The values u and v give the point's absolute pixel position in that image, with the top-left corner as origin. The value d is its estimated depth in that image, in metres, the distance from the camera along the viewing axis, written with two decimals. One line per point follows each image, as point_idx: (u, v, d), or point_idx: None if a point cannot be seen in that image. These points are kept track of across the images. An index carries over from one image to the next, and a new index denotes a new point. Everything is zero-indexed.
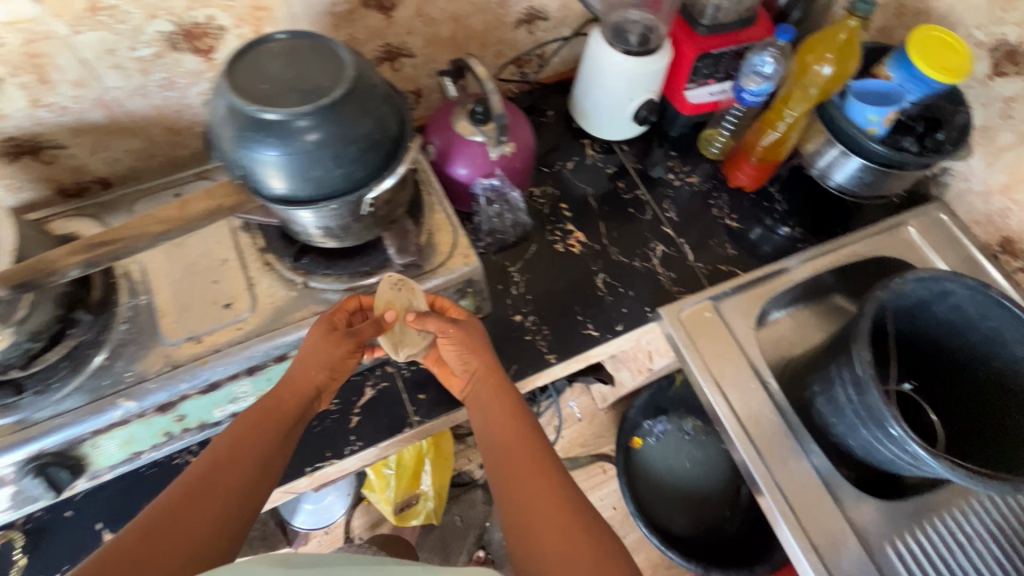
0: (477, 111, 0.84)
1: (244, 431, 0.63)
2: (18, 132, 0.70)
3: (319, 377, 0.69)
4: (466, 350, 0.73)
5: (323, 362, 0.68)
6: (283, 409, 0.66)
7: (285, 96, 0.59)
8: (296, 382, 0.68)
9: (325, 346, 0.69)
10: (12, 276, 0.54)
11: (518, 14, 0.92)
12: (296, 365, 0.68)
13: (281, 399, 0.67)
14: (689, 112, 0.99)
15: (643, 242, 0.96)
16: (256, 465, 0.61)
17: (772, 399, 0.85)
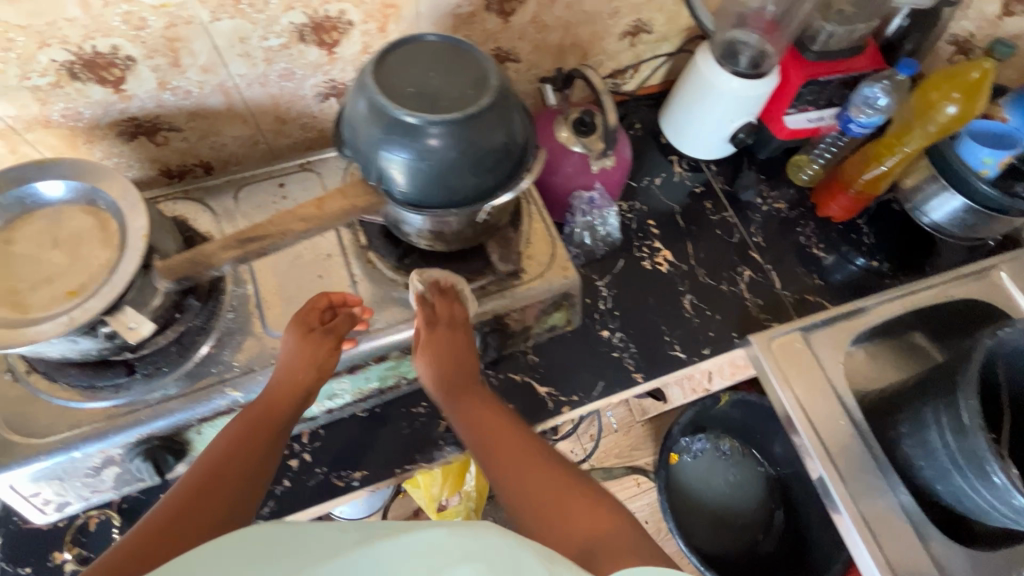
0: (584, 122, 0.84)
1: (229, 445, 0.58)
2: (140, 112, 0.70)
3: (307, 377, 0.64)
4: (446, 362, 0.68)
5: (315, 362, 0.64)
6: (265, 414, 0.62)
7: (429, 102, 0.58)
8: (279, 384, 0.64)
9: (301, 347, 0.65)
10: (177, 267, 0.58)
11: (625, 26, 0.91)
12: (279, 371, 0.64)
13: (266, 405, 0.62)
14: (784, 136, 0.97)
15: (731, 265, 0.95)
16: (239, 471, 0.56)
17: (858, 434, 0.84)
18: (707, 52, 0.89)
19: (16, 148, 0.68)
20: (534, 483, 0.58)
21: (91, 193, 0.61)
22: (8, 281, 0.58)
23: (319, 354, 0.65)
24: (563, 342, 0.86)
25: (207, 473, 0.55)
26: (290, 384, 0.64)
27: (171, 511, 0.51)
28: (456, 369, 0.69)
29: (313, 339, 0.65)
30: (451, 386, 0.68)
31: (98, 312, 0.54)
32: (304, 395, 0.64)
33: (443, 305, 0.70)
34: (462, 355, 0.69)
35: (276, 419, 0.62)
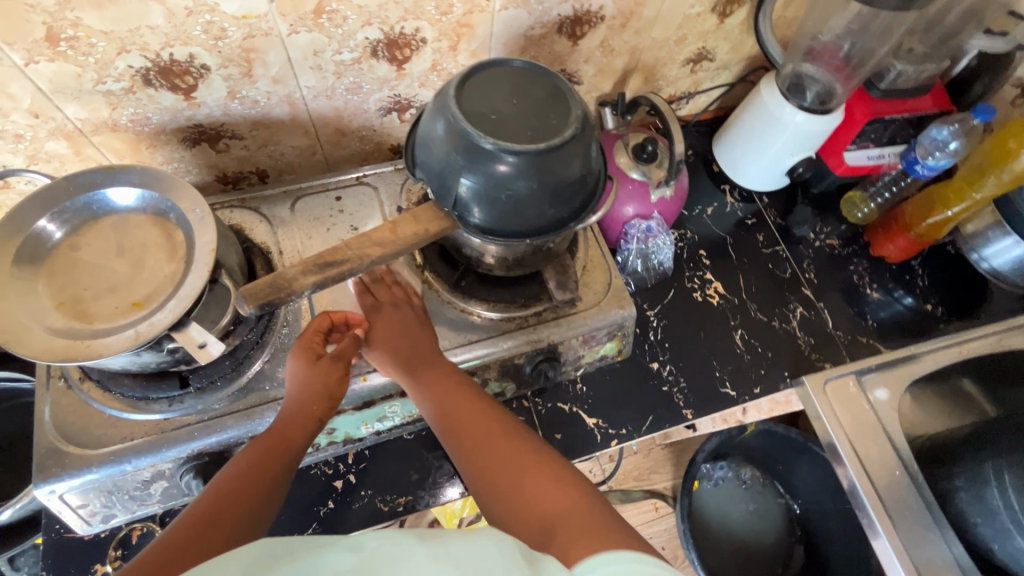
0: (646, 150, 0.82)
1: (236, 476, 0.55)
2: (206, 120, 0.69)
3: (319, 408, 0.61)
4: (399, 342, 0.65)
5: (330, 391, 0.61)
6: (275, 446, 0.58)
7: (510, 131, 0.56)
8: (290, 415, 0.60)
9: (310, 376, 0.61)
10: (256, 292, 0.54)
11: (689, 54, 0.90)
12: (286, 404, 0.61)
13: (279, 435, 0.59)
14: (842, 173, 0.94)
15: (784, 301, 0.93)
16: (240, 503, 0.53)
17: (916, 487, 0.81)
18: (774, 83, 0.87)
19: (80, 150, 0.67)
20: (505, 468, 0.55)
21: (159, 203, 0.60)
22: (73, 289, 0.57)
23: (333, 383, 0.62)
24: (612, 373, 0.84)
25: (214, 502, 0.53)
26: (297, 413, 0.60)
27: (174, 537, 0.49)
28: (414, 352, 0.65)
29: (322, 366, 0.62)
30: (409, 368, 0.64)
31: (167, 328, 0.53)
32: (317, 424, 0.60)
33: (383, 291, 0.69)
34: (414, 332, 0.66)
35: (287, 449, 0.59)
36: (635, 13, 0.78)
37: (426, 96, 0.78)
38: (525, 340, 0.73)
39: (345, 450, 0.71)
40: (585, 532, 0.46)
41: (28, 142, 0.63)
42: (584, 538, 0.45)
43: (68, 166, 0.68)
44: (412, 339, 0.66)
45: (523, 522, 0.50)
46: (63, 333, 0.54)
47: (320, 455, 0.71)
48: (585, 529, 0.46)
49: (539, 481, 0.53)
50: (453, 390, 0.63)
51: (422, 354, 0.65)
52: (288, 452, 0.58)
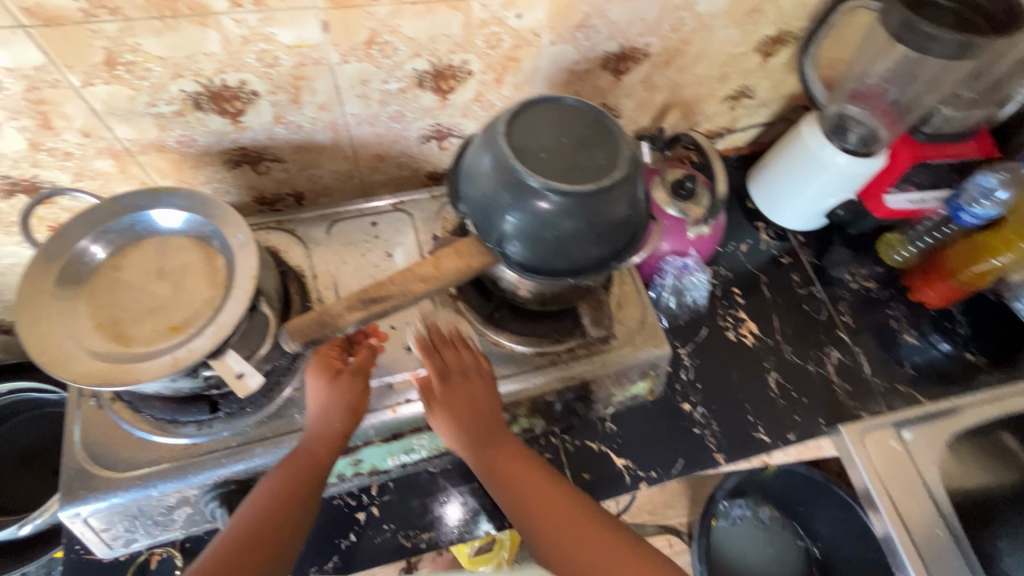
0: (684, 187, 0.79)
1: (272, 499, 0.56)
2: (251, 144, 0.70)
3: (345, 425, 0.60)
4: (469, 418, 0.63)
5: (350, 407, 0.60)
6: (304, 467, 0.58)
7: (560, 170, 0.55)
8: (317, 434, 0.59)
9: (337, 393, 0.60)
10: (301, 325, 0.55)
11: (730, 91, 0.89)
12: (310, 422, 0.59)
13: (307, 455, 0.58)
14: (882, 216, 0.92)
15: (818, 344, 0.91)
16: (275, 529, 0.55)
17: (957, 547, 0.79)
18: (816, 124, 0.86)
19: (126, 169, 0.67)
20: (570, 537, 0.59)
21: (202, 227, 0.60)
22: (113, 310, 0.57)
23: (352, 400, 0.61)
24: (642, 412, 0.82)
25: (253, 525, 0.54)
26: (327, 435, 0.59)
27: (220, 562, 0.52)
28: (479, 421, 0.63)
29: (341, 382, 0.61)
30: (473, 438, 0.63)
31: (206, 355, 0.53)
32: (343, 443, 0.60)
33: (451, 355, 0.66)
34: (480, 405, 0.63)
35: (316, 469, 0.58)
36: (679, 50, 0.77)
37: (466, 126, 0.78)
38: (557, 377, 0.71)
39: (371, 481, 0.70)
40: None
41: (77, 160, 0.64)
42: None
43: (112, 183, 0.69)
44: (475, 404, 0.63)
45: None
46: (102, 356, 0.53)
47: (344, 486, 0.69)
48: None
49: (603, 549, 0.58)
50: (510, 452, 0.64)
51: (491, 429, 0.64)
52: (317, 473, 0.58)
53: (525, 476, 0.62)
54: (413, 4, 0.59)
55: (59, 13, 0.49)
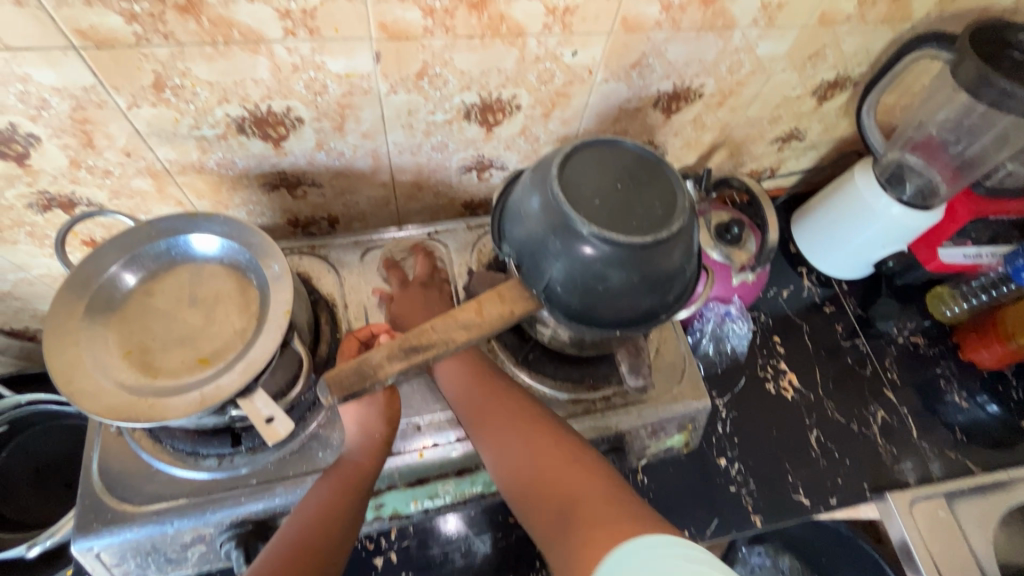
0: (731, 231, 0.77)
1: (324, 506, 0.55)
2: (290, 168, 0.68)
3: (385, 435, 0.59)
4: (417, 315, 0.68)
5: (386, 415, 0.60)
6: (351, 480, 0.56)
7: (614, 218, 0.52)
8: (359, 446, 0.58)
9: (372, 402, 0.60)
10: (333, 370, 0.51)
11: (780, 133, 0.86)
12: (350, 435, 0.59)
13: (353, 466, 0.57)
14: (932, 269, 0.88)
15: (863, 402, 0.87)
16: (326, 535, 0.52)
17: None
18: (871, 173, 0.82)
19: (163, 188, 0.66)
20: (536, 465, 0.54)
21: (238, 255, 0.59)
22: (142, 339, 0.55)
23: (388, 410, 0.60)
24: (675, 465, 0.78)
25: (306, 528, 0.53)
26: (369, 444, 0.58)
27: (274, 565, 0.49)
28: (488, 404, 0.59)
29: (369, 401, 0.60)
30: (478, 416, 0.59)
31: (235, 394, 0.50)
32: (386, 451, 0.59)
33: (421, 267, 0.74)
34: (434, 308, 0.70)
35: (363, 479, 0.57)
36: (734, 92, 0.75)
37: (509, 158, 0.76)
38: (591, 427, 0.67)
39: (393, 526, 0.66)
40: (603, 525, 0.45)
41: (116, 178, 0.63)
42: (604, 528, 0.45)
43: (148, 202, 0.67)
44: (487, 386, 0.61)
45: (556, 523, 0.49)
46: (129, 388, 0.51)
47: (364, 530, 0.66)
48: (600, 521, 0.45)
49: (575, 485, 0.50)
50: (515, 415, 0.59)
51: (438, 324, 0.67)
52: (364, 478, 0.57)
53: (523, 435, 0.56)
54: (469, 38, 0.57)
55: (112, 35, 0.48)
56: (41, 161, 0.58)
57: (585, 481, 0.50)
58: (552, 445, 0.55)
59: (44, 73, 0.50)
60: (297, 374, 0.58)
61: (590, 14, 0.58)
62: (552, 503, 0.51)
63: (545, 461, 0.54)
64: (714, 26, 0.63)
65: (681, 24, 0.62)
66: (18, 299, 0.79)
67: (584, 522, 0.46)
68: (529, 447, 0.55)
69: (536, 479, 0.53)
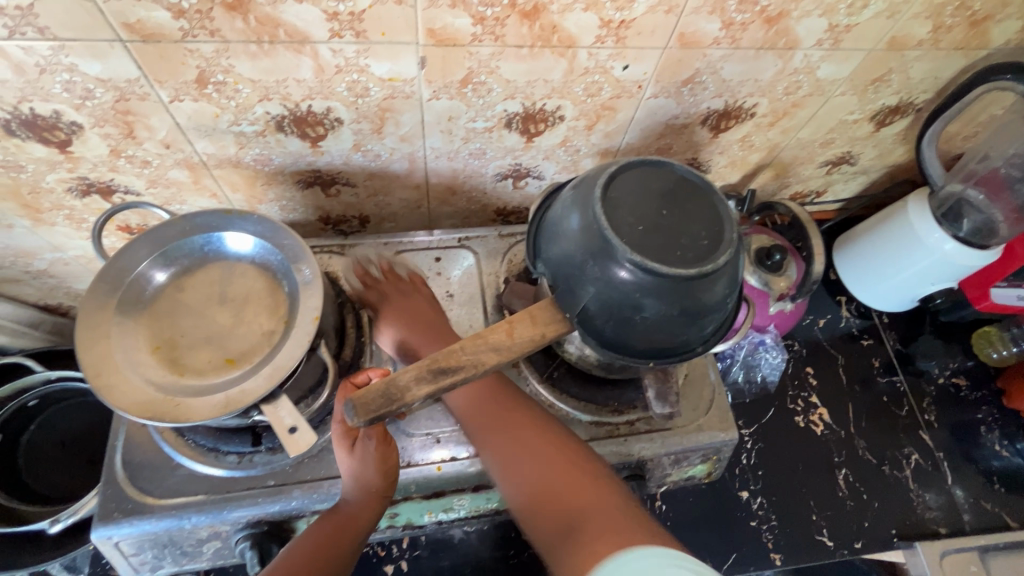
0: (772, 258, 0.73)
1: (314, 551, 0.53)
2: (325, 167, 0.67)
3: (380, 486, 0.56)
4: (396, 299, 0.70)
5: (379, 466, 0.56)
6: (345, 526, 0.55)
7: (656, 246, 0.50)
8: (356, 497, 0.56)
9: (365, 453, 0.55)
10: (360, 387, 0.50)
11: (830, 157, 0.83)
12: (347, 484, 0.56)
13: (349, 516, 0.56)
14: (982, 308, 0.84)
15: (897, 444, 0.83)
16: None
17: None
18: (926, 205, 0.78)
19: (199, 180, 0.65)
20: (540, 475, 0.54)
21: (270, 256, 0.58)
22: (171, 335, 0.55)
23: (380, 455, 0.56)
24: (695, 494, 0.77)
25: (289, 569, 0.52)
26: (364, 492, 0.55)
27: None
28: (491, 409, 0.60)
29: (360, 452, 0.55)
30: (477, 416, 0.60)
31: (259, 399, 0.50)
32: (384, 503, 0.57)
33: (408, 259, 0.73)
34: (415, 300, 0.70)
35: (358, 529, 0.55)
36: (788, 113, 0.71)
37: (547, 168, 0.74)
38: (613, 452, 0.65)
39: (405, 535, 0.66)
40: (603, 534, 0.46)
41: (154, 169, 0.62)
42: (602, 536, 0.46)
43: (184, 193, 0.67)
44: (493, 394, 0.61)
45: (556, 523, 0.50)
46: (157, 385, 0.51)
47: (376, 536, 0.66)
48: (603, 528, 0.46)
49: (574, 490, 0.51)
50: (529, 427, 0.58)
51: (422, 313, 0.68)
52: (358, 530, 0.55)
53: (535, 447, 0.56)
54: (518, 48, 0.55)
55: (158, 30, 0.47)
56: (83, 149, 0.58)
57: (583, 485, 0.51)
58: (553, 452, 0.55)
59: (91, 64, 0.49)
60: (321, 379, 0.58)
61: (646, 28, 0.55)
62: (547, 500, 0.52)
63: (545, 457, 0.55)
64: (776, 45, 0.60)
65: (740, 42, 0.59)
66: (53, 277, 0.80)
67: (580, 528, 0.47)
68: (526, 448, 0.56)
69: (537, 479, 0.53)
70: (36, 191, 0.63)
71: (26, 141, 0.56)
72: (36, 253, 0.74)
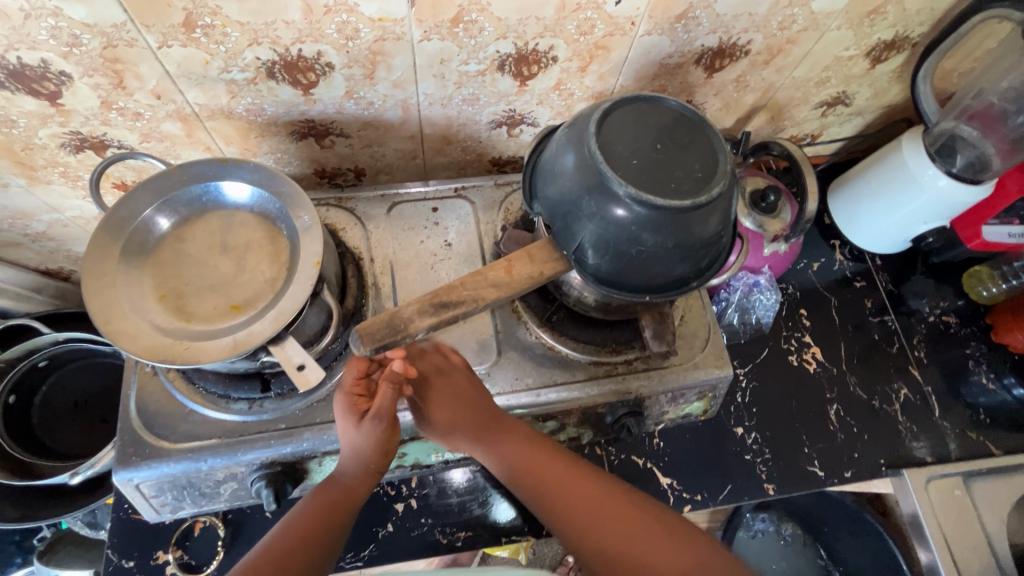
0: (766, 200, 0.74)
1: (308, 519, 0.55)
2: (318, 117, 0.67)
3: (378, 464, 0.57)
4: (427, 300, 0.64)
5: (381, 449, 0.56)
6: (338, 499, 0.57)
7: (652, 180, 0.51)
8: (352, 471, 0.57)
9: (370, 432, 0.55)
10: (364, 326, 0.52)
11: (825, 97, 0.82)
12: (345, 457, 0.57)
13: (343, 488, 0.57)
14: (974, 247, 0.85)
15: (887, 379, 0.86)
16: (300, 558, 0.52)
17: None
18: (920, 142, 0.78)
19: (193, 133, 0.65)
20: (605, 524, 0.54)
21: (268, 203, 0.59)
22: (175, 283, 0.56)
23: (383, 439, 0.56)
24: (692, 431, 0.79)
25: (285, 541, 0.53)
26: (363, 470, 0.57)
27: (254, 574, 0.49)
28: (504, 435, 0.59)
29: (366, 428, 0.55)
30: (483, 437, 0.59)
31: (267, 341, 0.51)
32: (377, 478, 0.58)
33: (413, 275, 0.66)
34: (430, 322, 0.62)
35: (350, 502, 0.57)
36: (782, 50, 0.71)
37: (541, 114, 0.74)
38: (612, 390, 0.67)
39: (414, 473, 0.69)
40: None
41: (146, 121, 0.62)
42: None
43: (178, 146, 0.67)
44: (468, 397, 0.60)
45: None
46: (164, 331, 0.52)
47: (387, 475, 0.69)
48: None
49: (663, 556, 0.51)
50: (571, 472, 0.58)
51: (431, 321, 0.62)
52: (351, 503, 0.57)
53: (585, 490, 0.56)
54: None
55: None
56: (73, 101, 0.58)
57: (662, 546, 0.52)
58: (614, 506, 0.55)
59: (75, 8, 0.49)
60: (325, 326, 0.59)
61: None
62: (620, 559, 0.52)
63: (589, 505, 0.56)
64: None
65: None
66: (53, 240, 0.80)
67: None
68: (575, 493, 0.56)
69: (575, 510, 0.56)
70: (29, 147, 0.63)
71: (15, 94, 0.56)
72: (33, 214, 0.74)
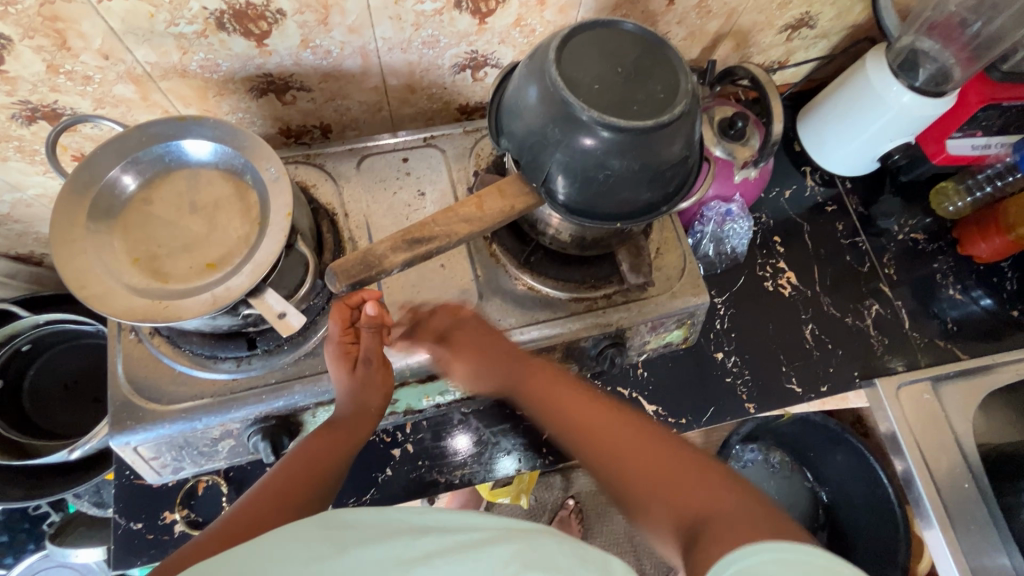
0: (735, 127, 0.74)
1: (308, 454, 0.56)
2: (277, 70, 0.65)
3: (378, 404, 0.60)
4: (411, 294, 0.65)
5: (382, 390, 0.60)
6: (340, 434, 0.59)
7: (616, 104, 0.51)
8: (348, 410, 0.60)
9: (367, 372, 0.59)
10: (343, 267, 0.53)
11: (789, 19, 0.82)
12: (342, 401, 0.59)
13: (343, 428, 0.59)
14: (939, 163, 0.87)
15: (859, 297, 0.88)
16: (311, 489, 0.53)
17: (977, 487, 0.84)
18: (882, 58, 0.79)
19: (148, 95, 0.64)
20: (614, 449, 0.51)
21: (232, 159, 0.58)
22: (147, 246, 0.56)
23: (378, 379, 0.60)
24: (674, 361, 0.82)
25: (289, 475, 0.54)
26: (364, 412, 0.60)
27: (252, 512, 0.48)
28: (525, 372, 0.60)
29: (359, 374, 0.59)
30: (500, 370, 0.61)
31: (245, 293, 0.52)
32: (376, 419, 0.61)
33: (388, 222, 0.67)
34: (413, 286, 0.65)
35: (352, 439, 0.59)
36: None
37: (504, 54, 0.73)
38: (593, 324, 0.69)
39: (407, 419, 0.71)
40: (728, 535, 0.39)
41: (97, 85, 0.60)
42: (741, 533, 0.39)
43: (134, 111, 0.66)
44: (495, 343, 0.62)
45: (685, 543, 0.41)
46: (140, 292, 0.52)
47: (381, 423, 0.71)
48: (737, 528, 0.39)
49: (680, 476, 0.46)
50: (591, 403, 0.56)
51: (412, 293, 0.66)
52: (352, 438, 0.59)
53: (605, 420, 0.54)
54: None
55: None
56: (17, 67, 0.56)
57: (696, 476, 0.46)
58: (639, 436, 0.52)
59: None
60: (302, 279, 0.59)
61: None
62: (639, 485, 0.48)
63: (611, 434, 0.53)
64: None
65: None
66: (18, 223, 0.79)
67: (710, 528, 0.40)
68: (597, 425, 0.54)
69: (594, 440, 0.53)
70: None
71: None
72: None
